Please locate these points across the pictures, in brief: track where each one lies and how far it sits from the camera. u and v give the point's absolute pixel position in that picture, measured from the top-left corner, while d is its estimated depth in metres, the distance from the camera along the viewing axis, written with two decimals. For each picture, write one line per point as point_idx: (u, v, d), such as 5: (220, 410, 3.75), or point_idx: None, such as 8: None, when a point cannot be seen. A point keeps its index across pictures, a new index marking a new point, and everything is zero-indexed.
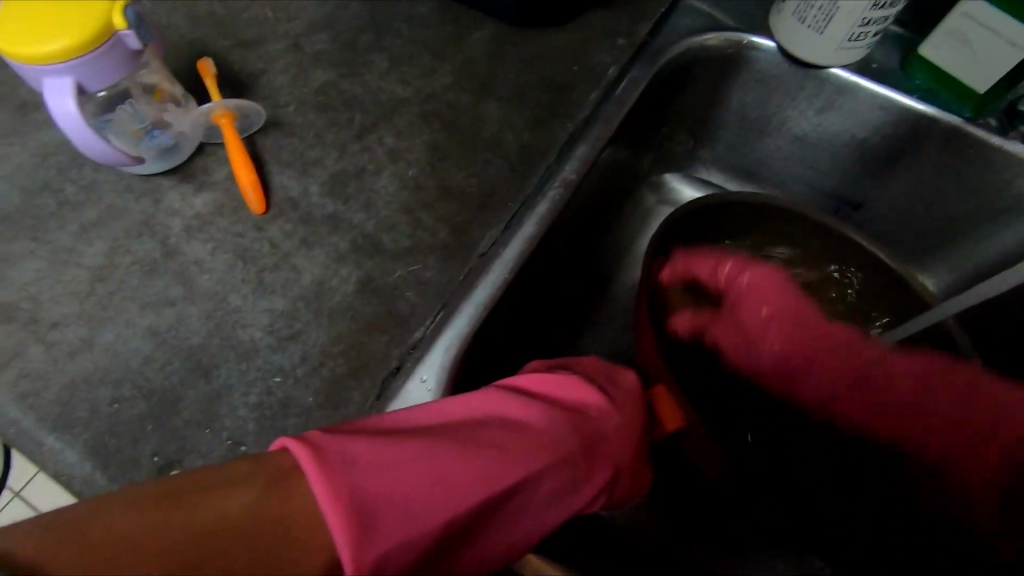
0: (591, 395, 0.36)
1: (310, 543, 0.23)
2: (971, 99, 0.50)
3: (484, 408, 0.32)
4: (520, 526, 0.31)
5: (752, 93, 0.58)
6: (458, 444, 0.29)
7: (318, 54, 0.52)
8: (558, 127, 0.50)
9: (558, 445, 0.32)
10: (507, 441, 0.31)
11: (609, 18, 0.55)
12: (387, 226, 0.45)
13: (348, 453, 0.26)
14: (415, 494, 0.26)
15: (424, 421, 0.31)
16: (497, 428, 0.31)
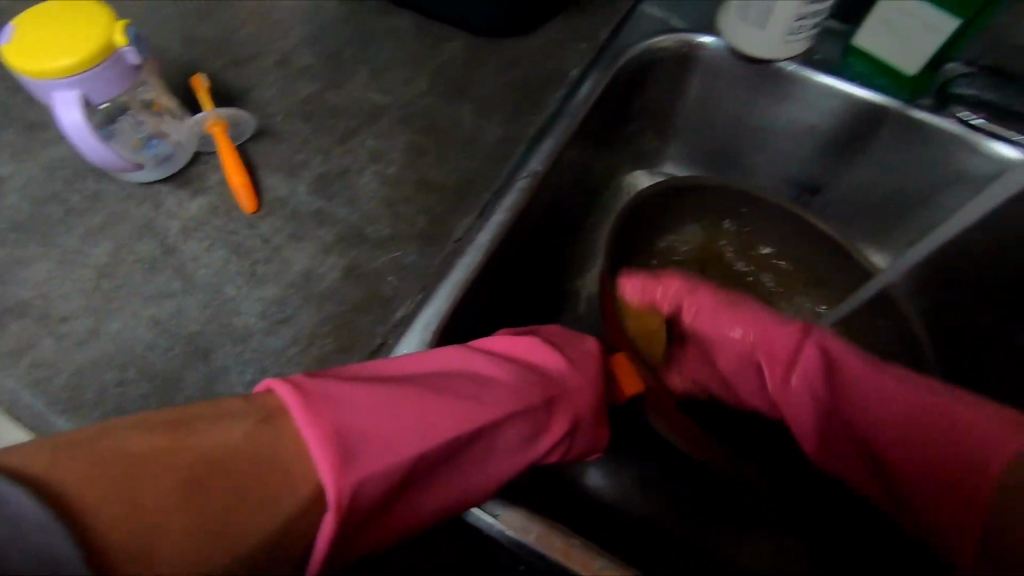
0: (550, 359, 0.39)
1: (304, 462, 0.26)
2: (906, 83, 0.55)
3: (456, 364, 0.35)
4: (490, 468, 0.34)
5: (708, 88, 0.62)
6: (431, 391, 0.32)
7: (303, 68, 0.56)
8: (526, 123, 0.54)
9: (525, 395, 0.35)
10: (477, 390, 0.33)
11: (571, 27, 0.60)
12: (370, 219, 0.48)
13: (331, 395, 0.29)
14: (391, 431, 0.29)
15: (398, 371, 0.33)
16: (470, 378, 0.34)
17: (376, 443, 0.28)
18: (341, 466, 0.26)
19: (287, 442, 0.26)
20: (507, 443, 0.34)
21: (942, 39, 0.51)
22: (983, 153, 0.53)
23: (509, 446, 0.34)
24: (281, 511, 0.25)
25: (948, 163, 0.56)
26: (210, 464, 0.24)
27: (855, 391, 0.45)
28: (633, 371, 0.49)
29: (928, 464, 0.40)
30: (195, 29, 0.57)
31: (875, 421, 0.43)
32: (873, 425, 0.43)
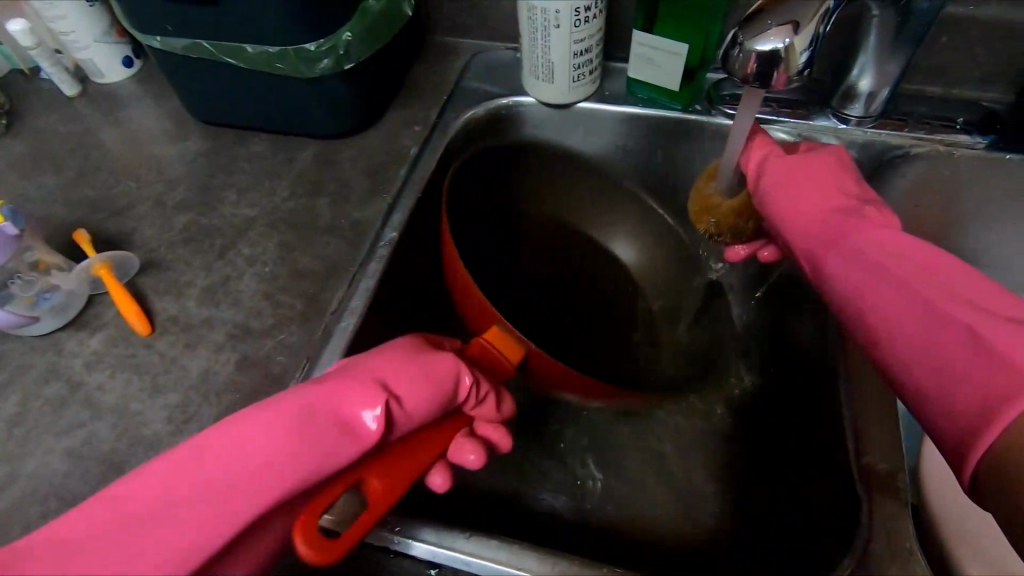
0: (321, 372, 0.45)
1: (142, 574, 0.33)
2: (683, 94, 0.66)
3: (228, 426, 0.39)
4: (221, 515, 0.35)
5: (533, 137, 0.73)
6: (200, 468, 0.37)
7: (177, 203, 0.64)
8: (378, 201, 0.63)
9: (263, 429, 0.38)
10: (257, 432, 0.38)
11: (403, 115, 0.71)
12: (254, 314, 0.55)
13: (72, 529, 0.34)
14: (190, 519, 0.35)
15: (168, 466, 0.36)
16: (237, 440, 0.38)
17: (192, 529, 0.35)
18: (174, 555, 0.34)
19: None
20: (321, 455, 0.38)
21: (678, 61, 0.63)
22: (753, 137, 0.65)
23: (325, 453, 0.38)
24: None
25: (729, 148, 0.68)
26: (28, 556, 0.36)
27: (910, 306, 0.44)
28: (507, 339, 0.53)
29: (964, 340, 0.40)
30: (75, 194, 0.65)
31: (936, 326, 0.42)
32: (886, 318, 0.45)
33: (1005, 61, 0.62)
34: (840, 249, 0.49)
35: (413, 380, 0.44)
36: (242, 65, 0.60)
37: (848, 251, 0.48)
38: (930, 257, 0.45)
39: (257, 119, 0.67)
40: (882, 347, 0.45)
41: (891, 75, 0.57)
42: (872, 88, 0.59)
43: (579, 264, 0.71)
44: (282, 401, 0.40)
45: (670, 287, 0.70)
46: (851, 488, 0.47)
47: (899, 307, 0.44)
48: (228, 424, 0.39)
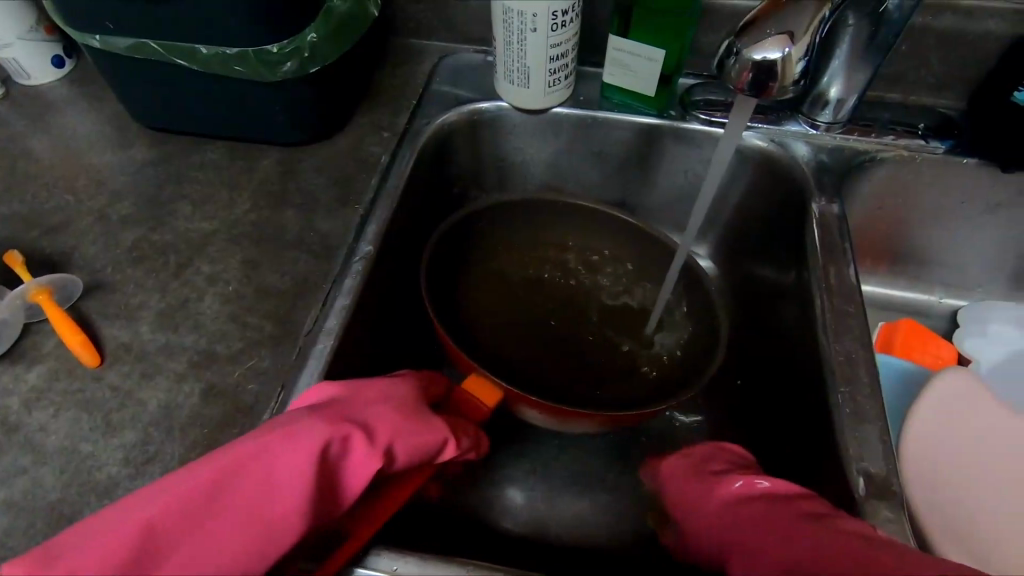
0: (328, 397, 0.44)
1: None
2: (658, 100, 0.66)
3: (244, 454, 0.37)
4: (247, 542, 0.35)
5: (506, 143, 0.71)
6: (217, 496, 0.35)
7: (124, 218, 0.58)
8: (349, 212, 0.59)
9: (282, 467, 0.37)
10: (278, 463, 0.37)
11: (370, 121, 0.67)
12: (219, 338, 0.50)
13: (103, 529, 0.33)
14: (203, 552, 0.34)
15: (188, 490, 0.35)
16: (255, 474, 0.37)
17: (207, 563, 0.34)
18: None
19: None
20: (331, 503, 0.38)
21: (653, 66, 0.63)
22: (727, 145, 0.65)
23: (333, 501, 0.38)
24: None
25: (703, 153, 0.68)
26: None
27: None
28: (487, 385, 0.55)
29: None
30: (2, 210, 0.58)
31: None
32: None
33: (958, 68, 0.64)
34: (753, 557, 0.42)
35: (418, 438, 0.44)
36: (195, 67, 0.55)
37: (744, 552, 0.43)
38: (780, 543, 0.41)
39: (211, 125, 0.62)
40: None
41: (859, 82, 0.59)
42: (840, 95, 0.61)
43: (557, 289, 0.70)
44: (302, 430, 0.39)
45: (638, 314, 0.69)
46: (845, 497, 0.47)
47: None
48: (244, 454, 0.37)
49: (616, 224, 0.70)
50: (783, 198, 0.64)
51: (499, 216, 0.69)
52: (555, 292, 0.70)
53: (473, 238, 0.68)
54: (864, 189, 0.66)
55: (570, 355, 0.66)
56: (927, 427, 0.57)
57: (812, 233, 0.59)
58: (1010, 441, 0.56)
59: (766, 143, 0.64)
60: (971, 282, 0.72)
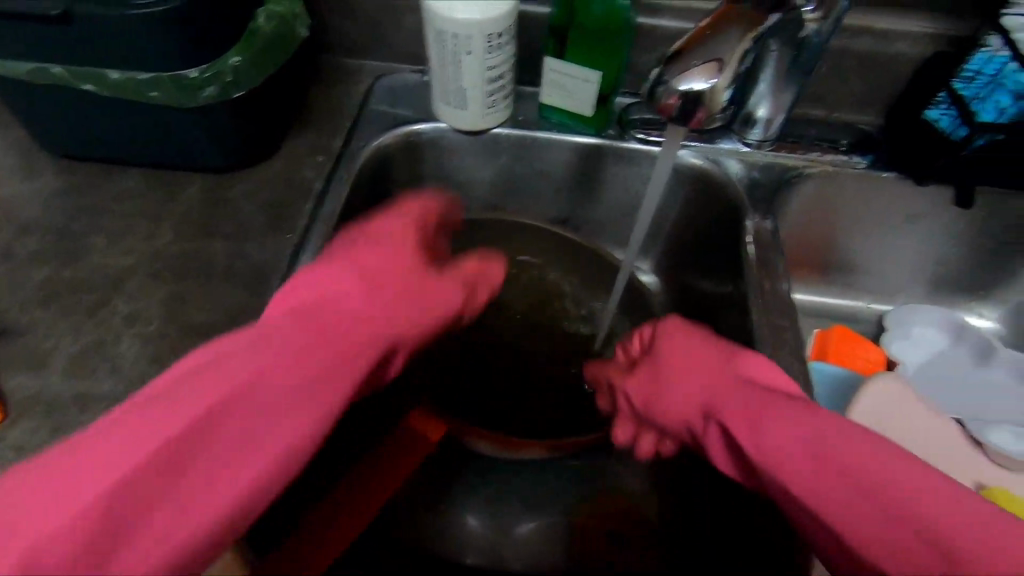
0: (330, 284, 0.42)
1: (192, 507, 0.30)
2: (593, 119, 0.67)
3: (267, 359, 0.35)
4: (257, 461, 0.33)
5: (447, 163, 0.70)
6: (250, 390, 0.33)
7: (30, 254, 0.53)
8: (283, 241, 0.57)
9: (310, 367, 0.36)
10: (294, 360, 0.36)
11: (303, 144, 0.65)
12: (139, 384, 0.47)
13: (96, 447, 0.29)
14: (254, 435, 0.33)
15: (198, 401, 0.32)
16: (266, 387, 0.34)
17: (247, 461, 0.32)
18: (232, 478, 0.32)
19: (146, 530, 0.29)
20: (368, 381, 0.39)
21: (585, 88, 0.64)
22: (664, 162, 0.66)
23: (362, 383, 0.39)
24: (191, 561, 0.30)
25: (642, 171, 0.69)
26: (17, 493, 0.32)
27: (842, 490, 0.37)
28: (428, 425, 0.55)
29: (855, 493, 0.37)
30: None
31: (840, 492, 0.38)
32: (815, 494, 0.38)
33: (875, 86, 0.68)
34: (751, 427, 0.43)
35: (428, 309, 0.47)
36: (105, 92, 0.51)
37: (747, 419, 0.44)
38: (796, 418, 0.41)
39: (128, 151, 0.58)
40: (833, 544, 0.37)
41: (785, 102, 0.61)
42: (768, 115, 0.63)
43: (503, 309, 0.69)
44: (324, 332, 0.38)
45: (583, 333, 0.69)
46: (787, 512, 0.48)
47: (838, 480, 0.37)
48: (266, 359, 0.35)
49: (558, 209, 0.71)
50: (719, 213, 0.66)
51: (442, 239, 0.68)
52: (501, 312, 0.69)
53: None
54: (794, 204, 0.68)
55: (517, 360, 0.66)
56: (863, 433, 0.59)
57: (748, 248, 0.60)
58: (926, 434, 0.60)
59: (701, 161, 0.65)
60: (896, 288, 0.76)
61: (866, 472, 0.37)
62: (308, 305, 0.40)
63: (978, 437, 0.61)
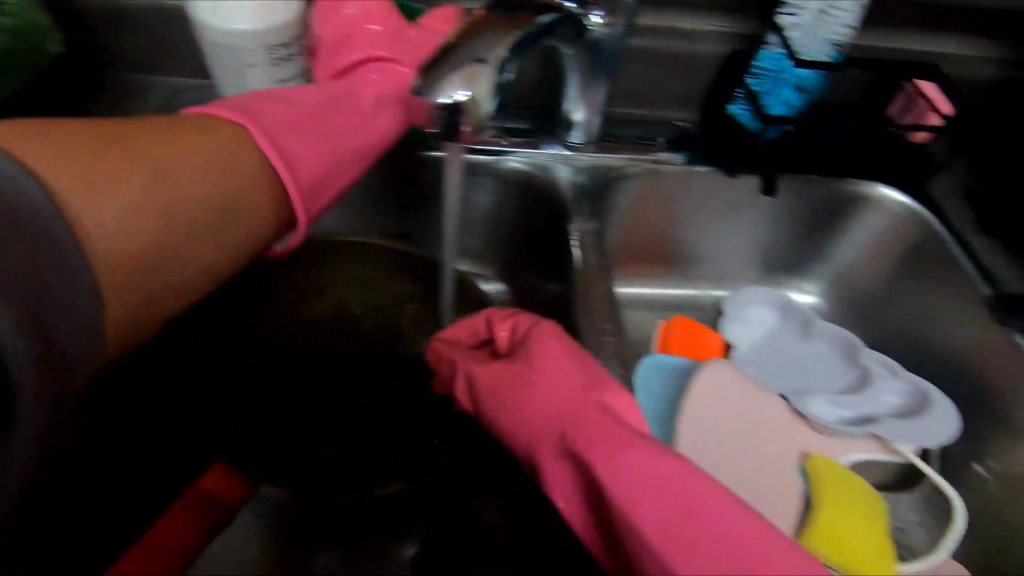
0: (348, 87, 0.61)
1: (236, 175, 0.49)
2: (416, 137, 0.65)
3: (314, 98, 0.58)
4: (322, 148, 0.55)
5: None
6: (324, 105, 0.58)
7: None
8: None
9: (370, 103, 0.60)
10: (387, 111, 0.61)
11: None
12: None
13: (252, 109, 0.53)
14: (323, 132, 0.56)
15: (295, 102, 0.56)
16: (358, 89, 0.61)
17: (315, 147, 0.55)
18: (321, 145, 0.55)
19: (228, 167, 0.49)
20: (376, 133, 0.60)
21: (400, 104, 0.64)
22: (489, 170, 0.65)
23: (383, 131, 0.61)
24: (234, 237, 0.50)
25: (469, 182, 0.66)
26: (111, 132, 0.45)
27: (708, 566, 0.37)
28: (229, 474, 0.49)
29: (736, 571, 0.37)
30: None
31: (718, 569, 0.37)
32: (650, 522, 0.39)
33: (686, 82, 0.70)
34: (611, 468, 0.42)
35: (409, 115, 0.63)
36: None
37: (612, 466, 0.42)
38: (671, 478, 0.41)
39: None
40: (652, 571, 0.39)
41: (597, 105, 0.61)
42: (584, 118, 0.63)
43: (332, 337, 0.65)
44: (372, 110, 0.61)
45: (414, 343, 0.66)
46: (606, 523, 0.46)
47: (667, 509, 0.40)
48: (348, 101, 0.60)
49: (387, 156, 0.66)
50: (547, 218, 0.65)
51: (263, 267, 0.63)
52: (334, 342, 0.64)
53: None
54: (621, 203, 0.69)
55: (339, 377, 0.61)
56: (697, 418, 0.61)
57: (572, 256, 0.60)
58: (755, 410, 0.63)
59: (524, 164, 0.65)
60: (728, 275, 0.80)
61: (691, 500, 0.40)
62: (328, 94, 0.59)
63: (801, 410, 0.64)
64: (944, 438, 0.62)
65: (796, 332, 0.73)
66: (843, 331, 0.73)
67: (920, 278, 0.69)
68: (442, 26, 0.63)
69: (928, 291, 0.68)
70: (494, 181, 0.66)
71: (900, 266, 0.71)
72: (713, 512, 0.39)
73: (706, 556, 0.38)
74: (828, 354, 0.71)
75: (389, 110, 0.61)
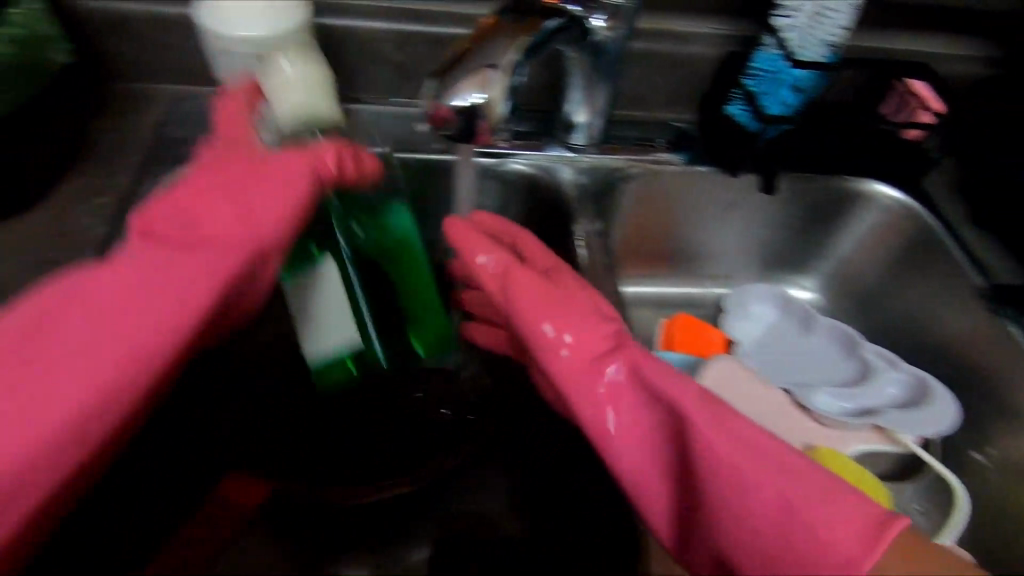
0: (155, 275, 0.41)
1: (41, 424, 0.35)
2: (352, 338, 0.52)
3: (76, 286, 0.39)
4: (77, 391, 0.36)
5: None
6: (84, 314, 0.38)
7: None
8: None
9: (216, 263, 0.43)
10: (173, 277, 0.41)
11: (80, 185, 0.57)
12: None
13: (18, 330, 0.37)
14: (127, 324, 0.39)
15: (100, 297, 0.39)
16: (146, 267, 0.41)
17: (116, 347, 0.38)
18: (125, 367, 0.38)
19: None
20: (203, 308, 0.41)
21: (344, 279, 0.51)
22: (494, 172, 0.66)
23: (196, 291, 0.41)
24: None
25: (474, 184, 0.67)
26: None
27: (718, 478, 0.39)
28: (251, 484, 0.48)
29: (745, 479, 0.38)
30: None
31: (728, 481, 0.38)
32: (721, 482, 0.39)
33: (683, 86, 0.71)
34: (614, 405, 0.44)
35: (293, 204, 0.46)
36: None
37: (609, 401, 0.44)
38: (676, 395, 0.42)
39: None
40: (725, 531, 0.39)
41: (600, 107, 0.63)
42: (586, 119, 0.64)
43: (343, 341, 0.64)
44: (173, 283, 0.41)
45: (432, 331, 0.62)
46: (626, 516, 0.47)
47: (744, 467, 0.38)
48: (132, 275, 0.40)
49: (350, 224, 0.55)
50: (552, 219, 0.66)
51: None
52: None
53: None
54: (623, 203, 0.70)
55: None
56: None
57: (578, 253, 0.61)
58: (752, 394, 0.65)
59: (528, 166, 0.65)
60: (727, 271, 0.81)
61: (709, 418, 0.40)
62: (171, 238, 0.43)
63: (805, 403, 0.65)
64: (946, 425, 0.63)
65: (794, 327, 0.75)
66: (841, 324, 0.74)
67: (916, 272, 0.71)
68: (330, 161, 0.49)
69: (923, 282, 0.70)
70: (500, 182, 0.66)
71: (895, 259, 0.73)
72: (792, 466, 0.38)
73: (711, 467, 0.39)
74: (826, 348, 0.72)
75: (222, 270, 0.43)
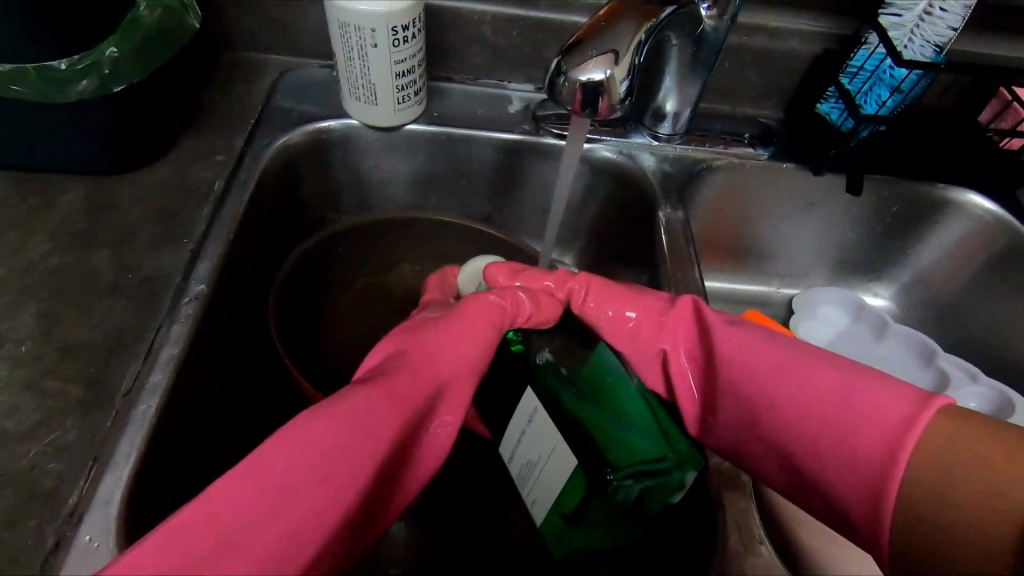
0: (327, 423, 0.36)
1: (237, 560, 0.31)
2: (566, 465, 0.40)
3: (256, 462, 0.34)
4: (283, 542, 0.32)
5: (357, 160, 0.67)
6: (257, 458, 0.34)
7: None
8: (176, 247, 0.52)
9: (332, 459, 0.35)
10: (351, 411, 0.37)
11: (199, 143, 0.61)
12: (7, 413, 0.42)
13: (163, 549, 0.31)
14: (276, 493, 0.34)
15: (261, 464, 0.34)
16: (329, 410, 0.37)
17: (306, 520, 0.33)
18: (329, 492, 0.34)
19: None
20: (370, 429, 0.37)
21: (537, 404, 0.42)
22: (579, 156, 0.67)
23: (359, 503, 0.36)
24: None
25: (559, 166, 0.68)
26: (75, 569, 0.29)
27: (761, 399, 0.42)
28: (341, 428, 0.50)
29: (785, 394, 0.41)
30: None
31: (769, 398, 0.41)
32: (800, 415, 0.40)
33: (774, 81, 0.71)
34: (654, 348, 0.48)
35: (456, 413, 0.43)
36: None
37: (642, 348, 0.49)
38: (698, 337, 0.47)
39: None
40: (825, 462, 0.38)
41: (692, 95, 0.63)
42: (676, 108, 0.65)
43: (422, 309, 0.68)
44: (326, 450, 0.35)
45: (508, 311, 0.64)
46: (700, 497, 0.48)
47: (811, 390, 0.40)
48: (335, 467, 0.35)
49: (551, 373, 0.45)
50: (634, 205, 0.67)
51: (363, 240, 0.66)
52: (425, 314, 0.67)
53: (330, 259, 0.64)
54: (705, 194, 0.71)
55: None
56: None
57: (660, 240, 0.62)
58: None
59: (614, 153, 0.67)
60: (801, 272, 0.80)
61: (734, 355, 0.45)
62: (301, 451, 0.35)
63: None
64: None
65: (868, 336, 0.73)
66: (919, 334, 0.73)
67: (1006, 284, 0.69)
68: (503, 302, 0.48)
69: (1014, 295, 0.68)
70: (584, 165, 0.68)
71: (983, 270, 0.71)
72: (863, 382, 0.39)
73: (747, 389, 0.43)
74: (902, 357, 0.71)
75: (366, 421, 0.37)
